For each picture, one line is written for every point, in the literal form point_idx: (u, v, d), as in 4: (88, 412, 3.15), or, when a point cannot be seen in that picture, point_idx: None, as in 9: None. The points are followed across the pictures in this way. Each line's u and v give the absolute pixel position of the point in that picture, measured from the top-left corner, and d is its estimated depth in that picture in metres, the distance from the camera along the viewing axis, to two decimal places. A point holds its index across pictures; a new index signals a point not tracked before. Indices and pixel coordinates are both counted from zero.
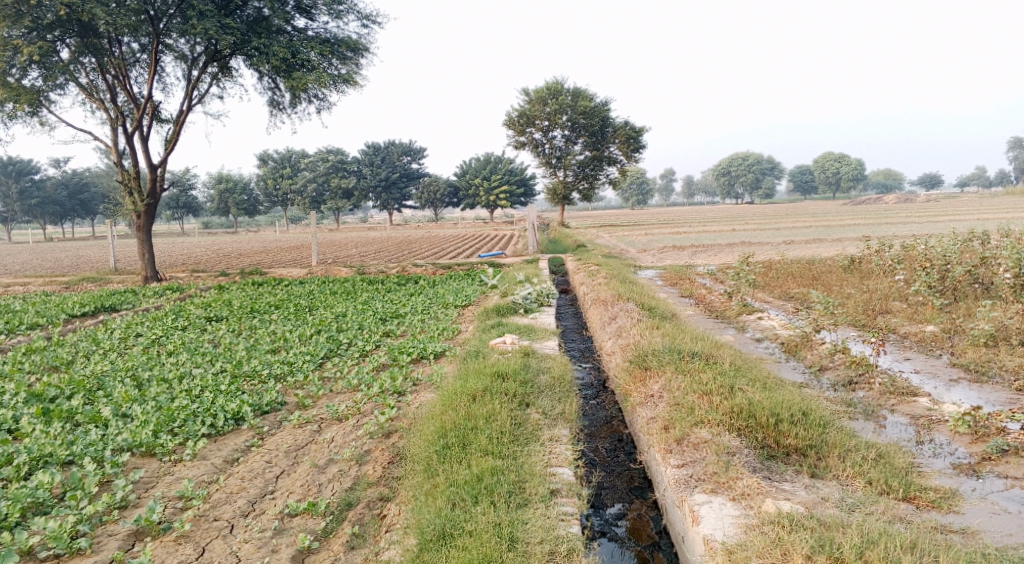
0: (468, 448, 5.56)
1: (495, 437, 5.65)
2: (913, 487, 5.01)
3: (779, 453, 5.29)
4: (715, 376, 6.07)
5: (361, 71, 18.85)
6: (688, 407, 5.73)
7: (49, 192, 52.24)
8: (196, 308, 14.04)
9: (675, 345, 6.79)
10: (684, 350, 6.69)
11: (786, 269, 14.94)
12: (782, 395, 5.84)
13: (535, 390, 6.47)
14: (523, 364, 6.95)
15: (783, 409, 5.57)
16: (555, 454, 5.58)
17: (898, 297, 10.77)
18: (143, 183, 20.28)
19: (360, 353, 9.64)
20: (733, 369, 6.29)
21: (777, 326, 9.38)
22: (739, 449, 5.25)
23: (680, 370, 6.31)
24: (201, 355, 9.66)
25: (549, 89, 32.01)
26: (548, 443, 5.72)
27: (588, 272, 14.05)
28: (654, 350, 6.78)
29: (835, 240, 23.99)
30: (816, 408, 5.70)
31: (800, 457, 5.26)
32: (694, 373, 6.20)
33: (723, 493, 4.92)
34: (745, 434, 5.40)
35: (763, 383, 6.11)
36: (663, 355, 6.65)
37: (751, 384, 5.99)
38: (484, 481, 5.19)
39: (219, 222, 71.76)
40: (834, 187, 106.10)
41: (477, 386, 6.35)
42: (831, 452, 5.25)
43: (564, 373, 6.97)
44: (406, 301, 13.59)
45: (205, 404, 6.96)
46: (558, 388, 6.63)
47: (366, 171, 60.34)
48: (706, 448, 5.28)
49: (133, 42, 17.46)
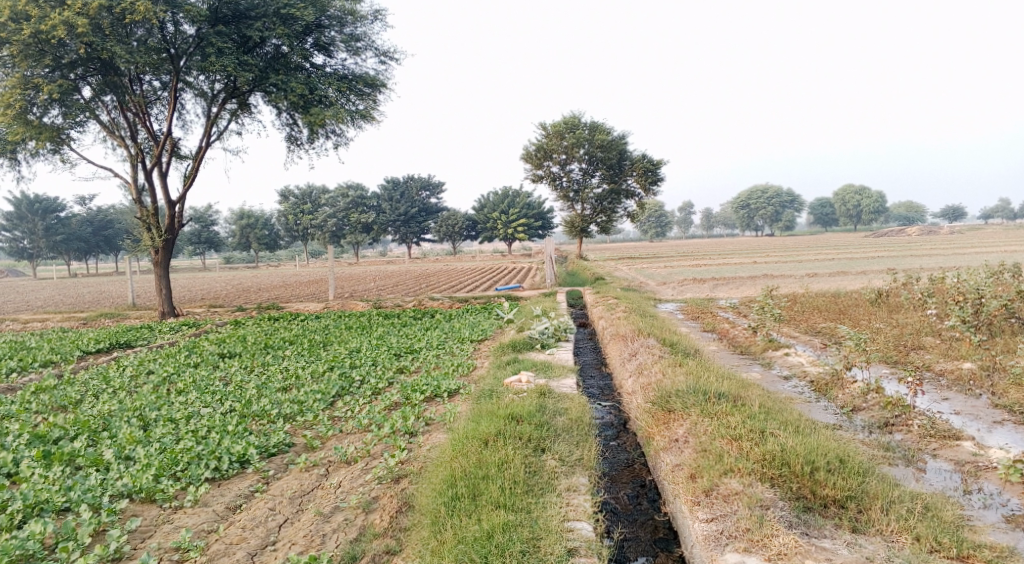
0: (479, 499, 5.26)
1: (508, 487, 5.34)
2: (966, 544, 4.68)
3: (816, 505, 4.96)
4: (744, 419, 5.72)
5: (378, 106, 18.90)
6: (716, 452, 5.40)
7: (74, 228, 53.02)
8: (210, 344, 13.92)
9: (700, 385, 6.44)
10: (709, 390, 6.33)
11: (811, 302, 14.54)
12: (817, 439, 5.49)
13: (552, 434, 6.15)
14: (539, 405, 6.64)
15: (819, 455, 5.22)
16: (572, 506, 5.26)
17: (930, 332, 10.35)
18: (162, 219, 20.40)
19: (372, 390, 9.38)
20: (763, 411, 5.93)
21: (804, 363, 9.01)
22: (773, 501, 4.94)
23: (706, 413, 5.96)
24: (211, 394, 9.46)
25: (566, 123, 32.06)
26: (565, 494, 5.40)
27: (607, 306, 13.75)
28: (678, 390, 6.43)
29: (860, 272, 23.49)
30: (854, 453, 5.34)
31: (839, 509, 4.93)
32: (721, 416, 5.85)
33: (758, 552, 4.67)
34: (778, 483, 5.07)
35: (795, 426, 5.74)
36: (687, 396, 6.31)
37: (783, 428, 5.64)
38: (495, 539, 4.92)
39: (240, 257, 72.36)
40: (855, 219, 105.06)
41: (491, 429, 6.05)
42: (873, 505, 4.91)
43: (582, 415, 6.65)
44: (422, 336, 13.36)
45: (209, 446, 6.73)
46: (576, 431, 6.31)
47: (384, 206, 60.72)
48: (738, 501, 4.97)
49: (154, 79, 17.68)
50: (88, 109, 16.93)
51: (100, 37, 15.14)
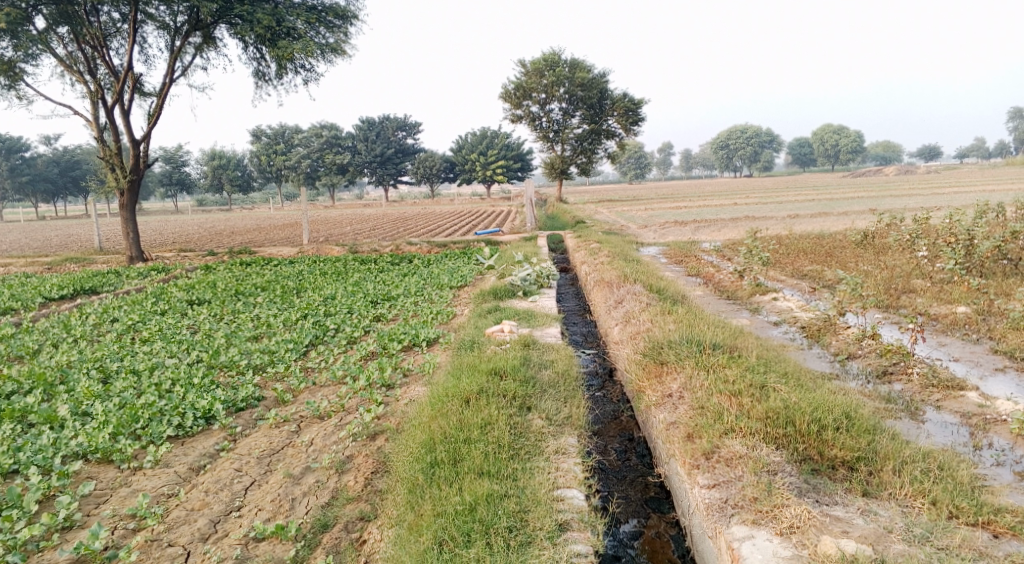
0: (460, 465, 4.93)
1: (492, 452, 5.01)
2: (985, 509, 4.44)
3: (824, 467, 4.72)
4: (743, 374, 5.45)
5: (350, 40, 17.95)
6: (715, 411, 5.11)
7: (39, 169, 51.27)
8: (178, 290, 13.37)
9: (693, 335, 6.13)
10: (704, 341, 6.03)
11: (796, 244, 14.28)
12: (820, 395, 5.22)
13: (537, 390, 5.82)
14: (522, 359, 6.30)
15: (824, 414, 4.98)
16: (561, 471, 4.95)
17: (919, 275, 10.13)
18: (125, 160, 19.47)
19: (348, 339, 8.99)
20: (761, 365, 5.65)
21: (794, 308, 8.74)
22: (780, 465, 4.64)
23: (702, 367, 5.65)
24: (177, 344, 9.00)
25: (546, 60, 31.02)
26: (554, 458, 5.08)
27: (590, 250, 13.35)
28: (670, 341, 6.11)
29: (842, 213, 23.29)
30: (860, 411, 5.10)
31: (848, 472, 4.69)
32: (718, 370, 5.55)
33: (768, 525, 4.33)
34: (784, 444, 4.80)
35: (797, 381, 5.48)
36: (680, 348, 5.98)
37: (784, 384, 5.37)
38: (478, 512, 4.57)
39: (213, 199, 70.73)
40: (833, 160, 105.08)
41: (473, 385, 5.71)
42: (884, 466, 4.68)
43: (568, 368, 6.32)
44: (399, 281, 12.92)
45: (173, 401, 6.32)
46: (562, 386, 5.99)
47: (360, 146, 59.27)
48: (742, 465, 4.68)
49: (111, 10, 16.62)
50: (41, 41, 15.92)
51: None
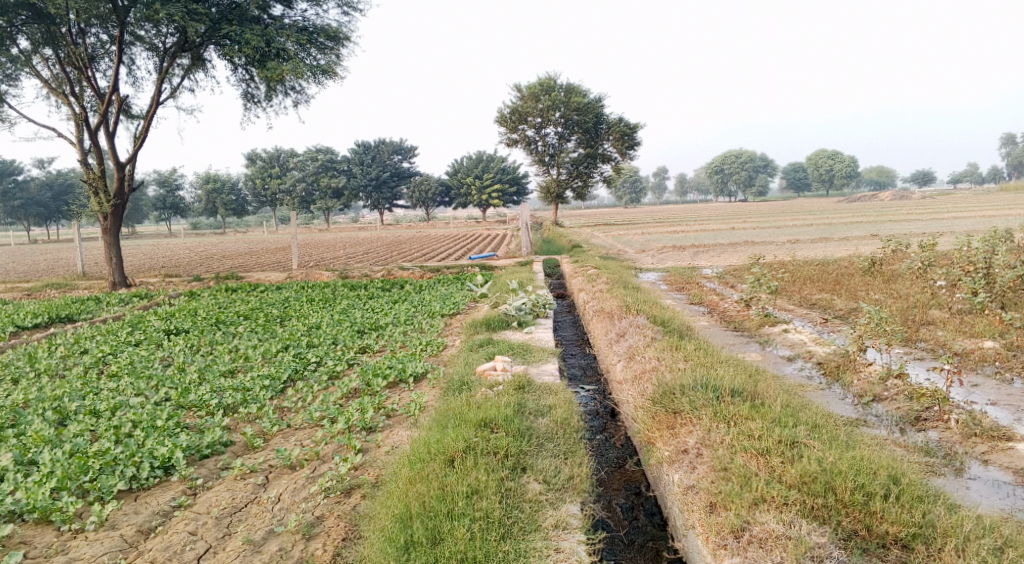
0: (441, 547, 4.40)
1: (480, 528, 4.49)
2: None
3: (873, 544, 4.24)
4: (771, 429, 4.91)
5: (342, 62, 17.53)
6: (741, 475, 4.62)
7: (32, 193, 50.78)
8: (157, 318, 12.74)
9: (708, 378, 5.56)
10: (720, 386, 5.46)
11: (800, 271, 13.76)
12: (859, 454, 4.71)
13: (533, 446, 5.23)
14: (517, 405, 5.71)
15: (868, 479, 4.48)
16: (561, 553, 4.39)
17: (936, 306, 9.60)
18: (109, 183, 18.92)
19: (329, 374, 8.37)
20: (788, 414, 5.11)
21: (808, 341, 8.21)
22: (825, 549, 4.17)
23: (722, 418, 5.10)
24: (146, 380, 8.36)
25: (541, 85, 30.78)
26: (552, 535, 4.52)
27: (588, 276, 12.79)
28: (682, 385, 5.55)
29: (843, 238, 22.82)
30: (907, 473, 4.60)
31: (902, 550, 4.19)
32: (741, 422, 5.01)
33: None
34: (825, 518, 4.32)
35: (830, 433, 4.96)
36: (695, 393, 5.42)
37: (816, 439, 4.85)
38: None
39: (207, 222, 70.16)
40: (827, 184, 105.53)
41: (461, 439, 5.13)
42: (942, 542, 4.18)
43: (568, 416, 5.72)
44: (389, 309, 12.32)
45: (128, 448, 5.70)
46: (562, 438, 5.41)
47: (355, 170, 58.88)
48: (779, 547, 4.21)
49: (96, 31, 16.22)
50: (22, 62, 15.50)
51: None
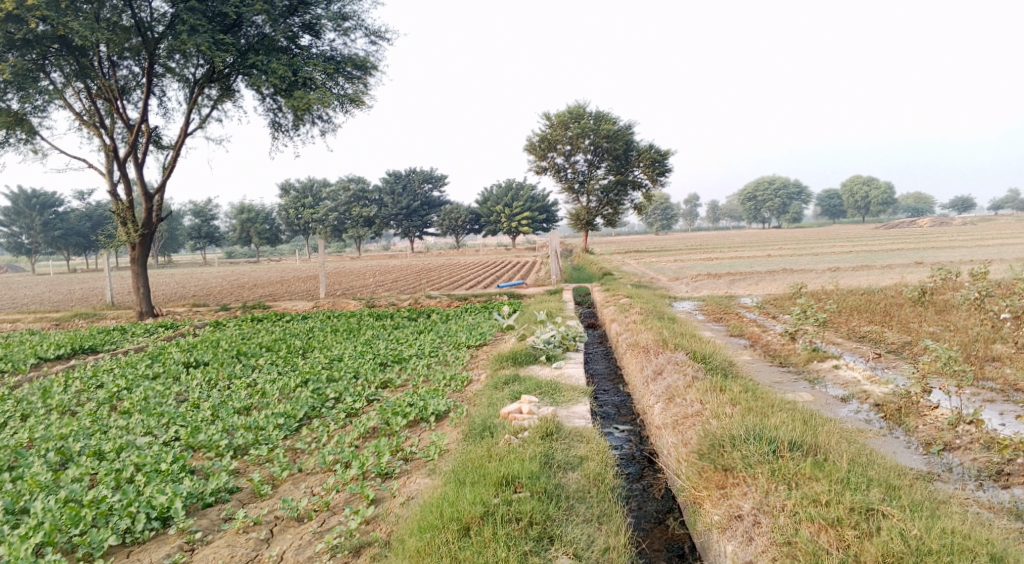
0: None
1: None
2: None
3: None
4: (842, 495, 4.41)
5: (369, 90, 17.38)
6: (809, 552, 4.19)
7: (73, 224, 51.81)
8: (178, 350, 12.50)
9: (761, 427, 5.02)
10: (776, 439, 4.91)
11: (845, 301, 13.04)
12: (946, 525, 4.22)
13: (563, 511, 4.76)
14: (544, 459, 5.23)
15: (960, 560, 4.03)
16: None
17: (1000, 339, 8.85)
18: (138, 213, 18.93)
19: (347, 412, 7.93)
20: (857, 473, 4.61)
21: (862, 379, 7.57)
22: None
23: (782, 478, 4.62)
24: (158, 416, 8.03)
25: (571, 112, 30.52)
26: None
27: (620, 306, 12.22)
28: (732, 434, 5.02)
29: (886, 266, 21.92)
30: (1001, 549, 4.12)
31: None
32: (804, 484, 4.52)
33: None
34: None
35: (908, 497, 4.46)
36: (747, 447, 4.89)
37: (893, 506, 4.36)
38: None
39: (241, 251, 70.99)
40: (863, 210, 103.55)
41: (478, 500, 4.73)
42: None
43: (601, 470, 5.25)
44: (413, 340, 11.90)
45: (125, 496, 5.40)
46: (593, 500, 4.94)
47: (386, 199, 59.12)
48: None
49: (127, 63, 16.30)
50: (54, 94, 15.58)
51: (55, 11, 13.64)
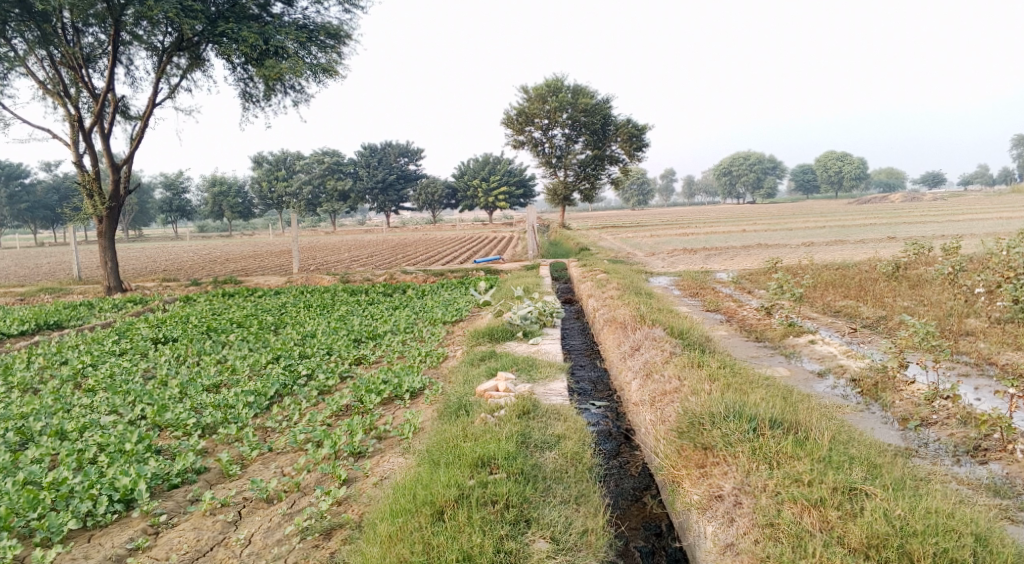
0: None
1: None
2: None
3: None
4: (825, 474, 4.38)
5: (343, 60, 16.94)
6: (793, 533, 4.14)
7: (39, 196, 50.53)
8: (146, 326, 12.18)
9: (742, 405, 4.99)
10: (757, 417, 4.88)
11: (821, 276, 13.08)
12: (929, 505, 4.21)
13: (540, 493, 4.67)
14: (521, 439, 5.13)
15: (944, 539, 4.00)
16: None
17: (973, 314, 8.91)
18: (104, 185, 18.39)
19: (320, 389, 7.77)
20: (838, 451, 4.58)
21: (839, 354, 7.56)
22: None
23: (763, 457, 4.58)
24: (123, 394, 7.79)
25: (548, 86, 30.20)
26: None
27: (598, 281, 12.13)
28: (712, 413, 4.98)
29: (860, 241, 22.11)
30: (984, 528, 4.12)
31: None
32: (786, 463, 4.49)
33: None
34: None
35: (890, 476, 4.44)
36: (728, 426, 4.85)
37: (875, 485, 4.35)
38: None
39: (213, 225, 69.81)
40: (836, 186, 104.52)
41: (454, 481, 4.63)
42: None
43: (579, 450, 5.18)
44: (388, 315, 11.71)
45: (87, 478, 5.22)
46: (571, 480, 4.87)
47: (362, 173, 58.36)
48: None
49: (93, 30, 15.73)
50: (14, 61, 14.96)
51: None
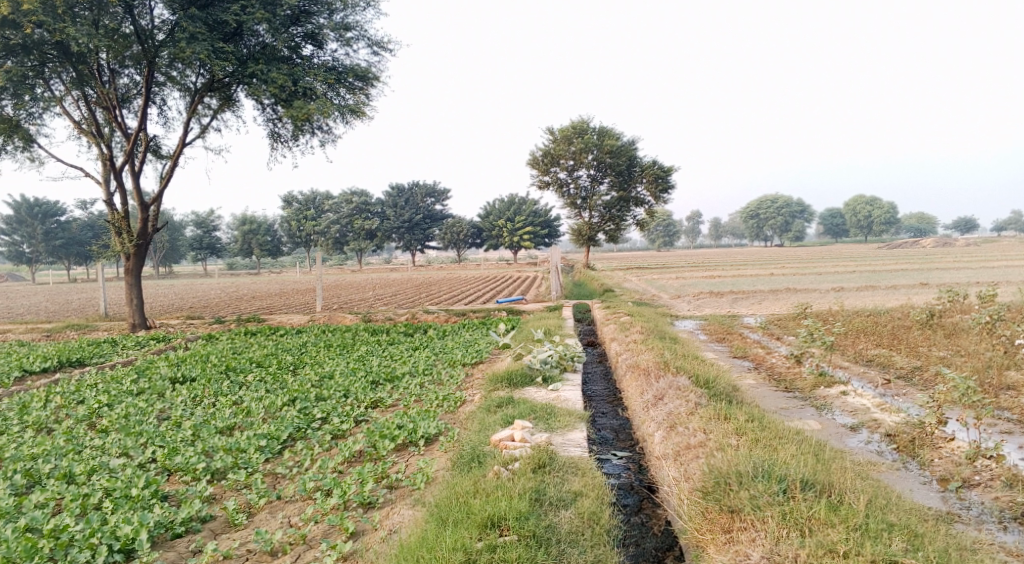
0: None
1: None
2: None
3: None
4: (862, 546, 4.10)
5: (371, 101, 17.15)
6: None
7: (74, 233, 51.65)
8: (166, 364, 12.17)
9: (771, 463, 4.72)
10: (788, 477, 4.61)
11: (852, 323, 12.70)
12: None
13: (552, 559, 4.52)
14: (536, 497, 4.97)
15: None
16: None
17: (1014, 366, 8.50)
18: (133, 223, 18.67)
19: (334, 433, 7.60)
20: (875, 518, 4.31)
21: (873, 407, 7.21)
22: None
23: (794, 523, 4.31)
24: (136, 436, 7.69)
25: (574, 128, 30.36)
26: None
27: (621, 325, 11.87)
28: (739, 471, 4.72)
29: (892, 286, 21.59)
30: None
31: None
32: (819, 531, 4.21)
33: None
34: None
35: (934, 549, 4.15)
36: (756, 486, 4.58)
37: (917, 558, 4.06)
38: None
39: (242, 263, 70.76)
40: (866, 229, 103.18)
41: (459, 543, 4.50)
42: None
43: (597, 509, 4.98)
44: (408, 357, 11.56)
45: (88, 525, 5.15)
46: (587, 543, 4.69)
47: (388, 213, 58.90)
48: None
49: (128, 72, 16.17)
50: (50, 101, 15.36)
51: (51, 17, 13.43)
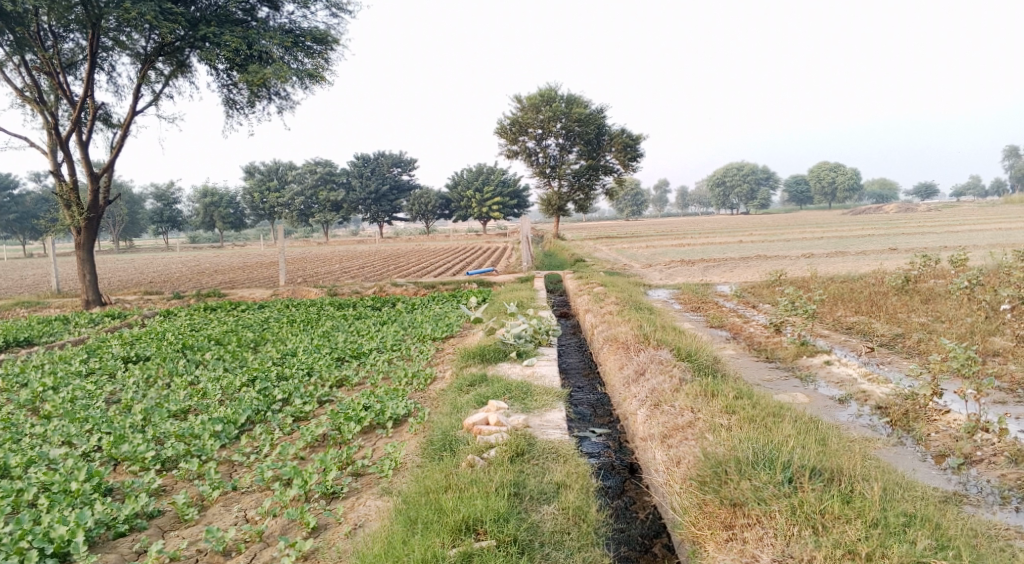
0: None
1: None
2: None
3: None
4: (883, 546, 3.89)
5: (331, 66, 16.35)
6: None
7: (28, 207, 49.69)
8: (119, 343, 11.50)
9: (773, 450, 4.49)
10: (793, 467, 4.37)
11: (828, 290, 12.51)
12: None
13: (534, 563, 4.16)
14: (514, 494, 4.60)
15: None
16: None
17: (997, 331, 8.33)
18: (83, 196, 17.70)
19: (295, 415, 7.12)
20: (893, 511, 4.09)
21: (859, 378, 6.97)
22: None
23: (805, 518, 4.08)
24: (81, 422, 7.12)
25: (542, 95, 29.72)
26: None
27: (595, 295, 11.51)
28: (739, 459, 4.47)
29: (862, 252, 21.58)
30: None
31: None
32: (834, 527, 3.99)
33: None
34: None
35: (956, 543, 3.96)
36: (761, 477, 4.33)
37: (944, 557, 3.86)
38: None
39: (205, 236, 68.95)
40: (830, 196, 104.34)
41: (430, 550, 4.15)
42: None
43: (582, 504, 4.63)
44: (375, 332, 11.05)
45: (19, 527, 4.70)
46: (572, 543, 4.34)
47: (354, 183, 57.57)
48: None
49: (74, 36, 15.18)
50: None
51: None
